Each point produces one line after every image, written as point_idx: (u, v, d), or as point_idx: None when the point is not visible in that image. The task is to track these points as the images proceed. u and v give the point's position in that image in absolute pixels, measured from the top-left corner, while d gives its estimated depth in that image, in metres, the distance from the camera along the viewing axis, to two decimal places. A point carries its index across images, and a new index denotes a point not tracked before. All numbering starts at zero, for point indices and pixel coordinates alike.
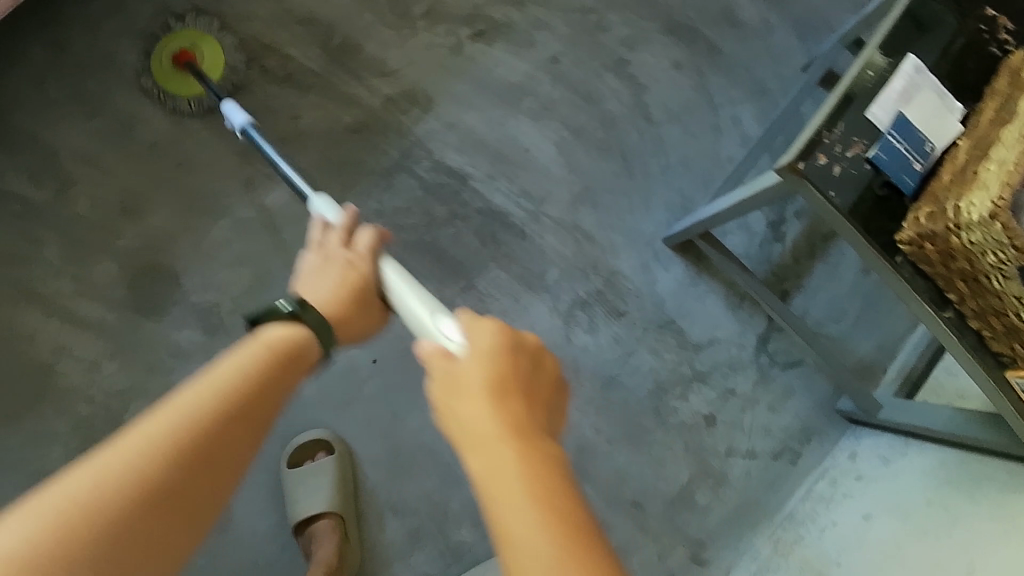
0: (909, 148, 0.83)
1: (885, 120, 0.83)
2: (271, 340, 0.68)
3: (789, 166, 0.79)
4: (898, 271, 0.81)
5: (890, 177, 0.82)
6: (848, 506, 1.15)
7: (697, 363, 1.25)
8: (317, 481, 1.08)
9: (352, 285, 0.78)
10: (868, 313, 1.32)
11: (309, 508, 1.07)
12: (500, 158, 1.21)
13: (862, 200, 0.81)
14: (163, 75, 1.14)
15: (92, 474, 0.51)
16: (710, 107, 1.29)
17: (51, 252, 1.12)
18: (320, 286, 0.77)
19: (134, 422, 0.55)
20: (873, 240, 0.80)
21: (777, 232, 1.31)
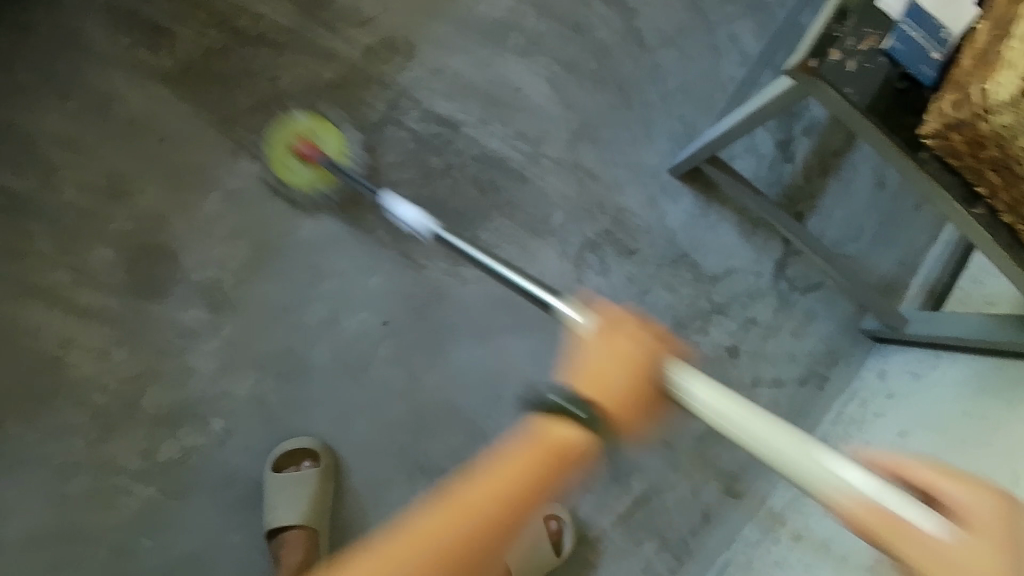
0: (925, 36, 0.75)
1: (897, 7, 0.75)
2: (555, 434, 0.67)
3: (799, 65, 0.73)
4: (923, 168, 0.75)
5: (907, 68, 0.74)
6: (880, 425, 1.11)
7: (714, 296, 1.21)
8: (298, 491, 1.05)
9: (630, 373, 0.70)
10: (888, 228, 1.27)
11: (284, 518, 1.05)
12: (492, 102, 1.16)
13: (882, 96, 0.74)
14: (291, 176, 1.11)
15: (420, 554, 0.61)
16: (707, 25, 1.22)
17: (44, 244, 1.10)
18: (607, 376, 0.70)
19: (434, 513, 0.63)
20: (894, 137, 0.74)
21: (787, 151, 1.25)
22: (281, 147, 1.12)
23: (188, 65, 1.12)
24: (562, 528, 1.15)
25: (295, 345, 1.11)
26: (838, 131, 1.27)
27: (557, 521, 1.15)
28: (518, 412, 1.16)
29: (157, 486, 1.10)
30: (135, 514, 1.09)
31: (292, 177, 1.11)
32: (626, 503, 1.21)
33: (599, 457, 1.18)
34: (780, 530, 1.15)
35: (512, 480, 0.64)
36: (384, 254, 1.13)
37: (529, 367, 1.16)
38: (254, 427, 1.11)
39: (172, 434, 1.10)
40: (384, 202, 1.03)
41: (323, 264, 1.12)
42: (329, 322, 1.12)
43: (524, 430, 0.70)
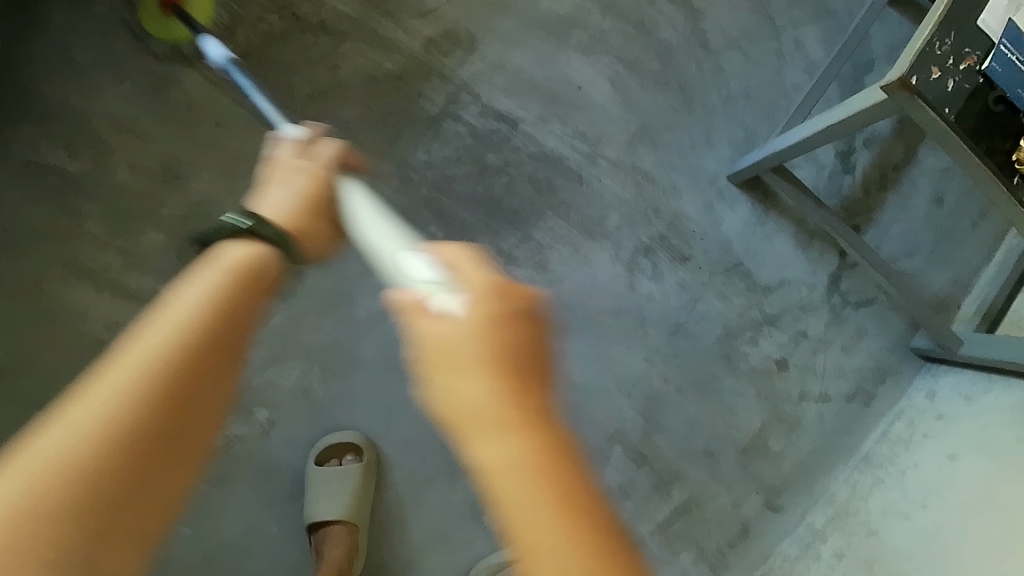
0: (1023, 61, 0.74)
1: (996, 28, 0.74)
2: (233, 259, 0.62)
3: (899, 81, 0.70)
4: (1016, 194, 0.72)
5: (1006, 91, 0.73)
6: (929, 447, 1.09)
7: (766, 306, 1.19)
8: (340, 485, 1.05)
9: (313, 201, 0.82)
10: (944, 245, 1.24)
11: (326, 513, 1.03)
12: (552, 99, 1.14)
13: (978, 119, 0.72)
14: (155, 27, 1.08)
15: (118, 373, 0.49)
16: (772, 30, 1.20)
17: (94, 225, 1.09)
18: (302, 206, 0.81)
19: (154, 309, 0.56)
20: (989, 160, 0.72)
21: (846, 163, 1.23)
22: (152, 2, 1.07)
23: (246, 50, 1.10)
24: None
25: (343, 338, 1.11)
26: (898, 144, 1.24)
27: None
28: (564, 416, 1.14)
29: None
30: None
31: (162, 32, 1.08)
32: (667, 512, 1.16)
33: (642, 466, 1.16)
34: (822, 546, 1.10)
35: (203, 316, 0.55)
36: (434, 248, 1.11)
37: (575, 370, 1.14)
38: (299, 419, 1.10)
39: None
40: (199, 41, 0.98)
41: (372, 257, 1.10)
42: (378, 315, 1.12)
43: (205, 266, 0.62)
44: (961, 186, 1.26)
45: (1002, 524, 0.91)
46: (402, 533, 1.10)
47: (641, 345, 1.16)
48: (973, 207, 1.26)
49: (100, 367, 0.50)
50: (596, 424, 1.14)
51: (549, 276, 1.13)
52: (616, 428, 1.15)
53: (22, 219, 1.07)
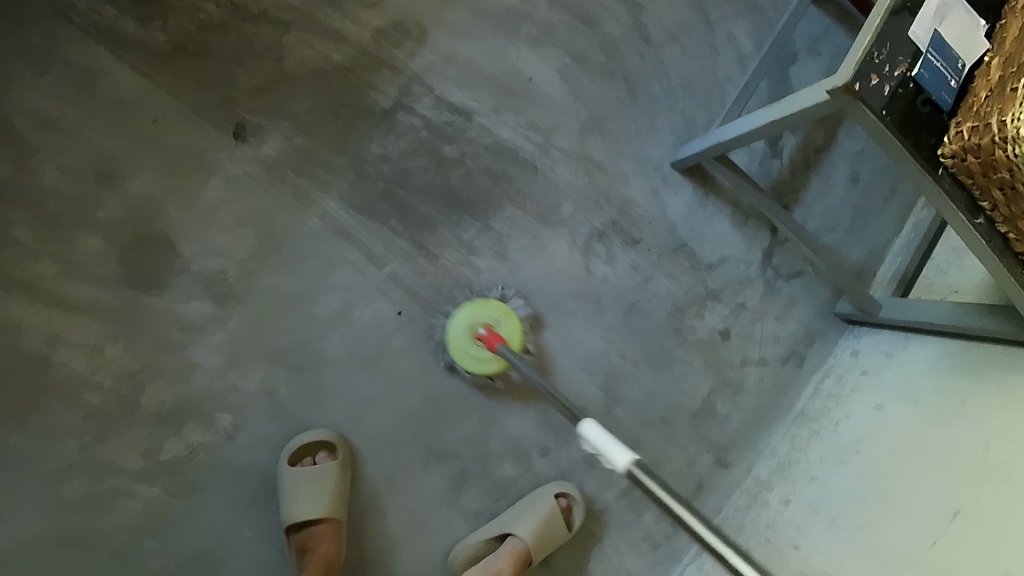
0: (945, 66, 0.81)
1: (923, 38, 0.80)
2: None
3: (844, 86, 0.77)
4: (939, 183, 0.81)
5: (931, 95, 0.80)
6: (858, 400, 1.23)
7: (710, 283, 1.29)
8: (318, 484, 1.05)
9: None
10: (858, 220, 1.39)
11: (308, 513, 1.03)
12: (504, 91, 1.16)
13: (910, 118, 0.79)
14: (465, 353, 1.08)
15: None
16: (706, 23, 1.27)
17: (23, 233, 1.02)
18: None
19: None
20: (917, 155, 0.80)
21: (775, 148, 1.35)
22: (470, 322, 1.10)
23: (182, 41, 1.06)
24: (571, 505, 1.18)
25: (306, 336, 1.09)
26: (817, 130, 1.37)
27: (567, 499, 1.18)
28: (530, 398, 1.19)
29: (161, 487, 1.05)
30: (136, 517, 1.05)
31: (468, 355, 1.08)
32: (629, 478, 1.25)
33: None
34: (768, 495, 1.25)
35: None
36: (397, 242, 1.12)
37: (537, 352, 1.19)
38: (265, 421, 1.08)
39: (177, 433, 1.06)
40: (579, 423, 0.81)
41: (333, 254, 1.09)
42: (342, 313, 1.10)
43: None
44: (871, 166, 1.40)
45: (922, 462, 1.04)
46: (379, 521, 1.13)
47: (599, 325, 1.22)
48: (882, 185, 1.40)
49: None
50: (560, 402, 1.21)
51: (509, 263, 1.17)
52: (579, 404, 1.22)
53: None
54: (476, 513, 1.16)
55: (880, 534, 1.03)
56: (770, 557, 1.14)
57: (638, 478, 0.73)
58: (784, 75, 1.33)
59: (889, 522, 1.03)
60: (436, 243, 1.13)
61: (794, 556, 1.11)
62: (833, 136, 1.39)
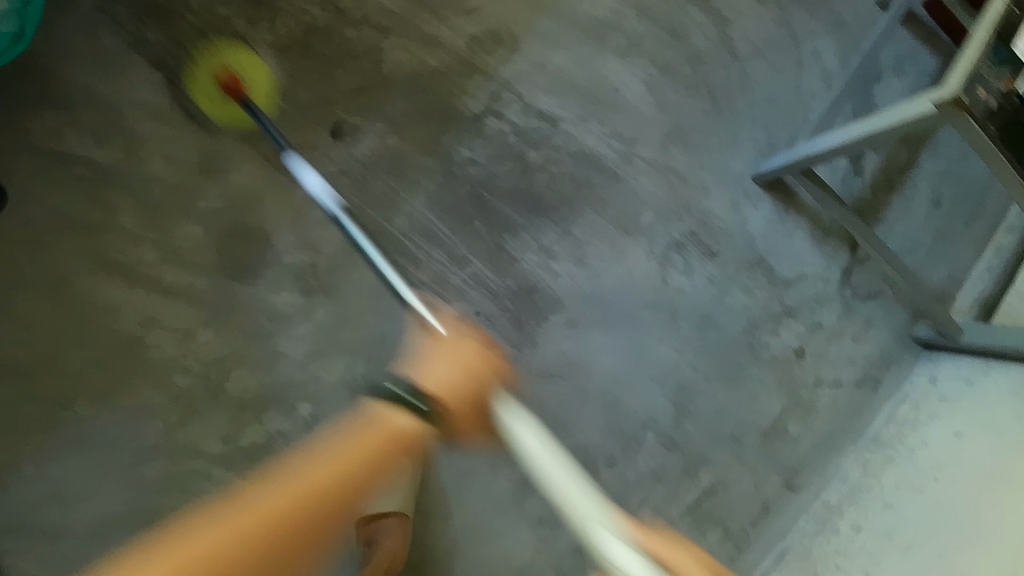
0: None
1: None
2: None
3: (951, 98, 0.79)
4: None
5: None
6: (935, 427, 1.20)
7: (786, 300, 1.26)
8: (393, 478, 1.07)
9: None
10: (939, 243, 1.36)
11: (380, 507, 1.06)
12: (591, 99, 1.17)
13: (1012, 131, 0.81)
14: (200, 88, 1.07)
15: None
16: (792, 39, 1.27)
17: (128, 219, 1.06)
18: None
19: None
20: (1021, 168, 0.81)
21: (857, 166, 1.33)
22: (204, 75, 1.07)
23: (287, 41, 1.10)
24: None
25: (388, 332, 1.11)
26: (901, 150, 1.35)
27: None
28: (600, 405, 1.19)
29: (238, 472, 1.09)
30: (212, 500, 1.08)
31: (196, 89, 1.07)
32: (695, 495, 1.24)
33: (672, 451, 1.22)
34: (838, 521, 1.21)
35: None
36: (478, 245, 1.13)
37: (612, 361, 1.19)
38: (342, 413, 1.10)
39: (258, 419, 1.09)
40: (291, 165, 0.97)
41: (415, 252, 1.11)
42: (423, 310, 1.12)
43: None
44: (955, 189, 1.37)
45: (1004, 496, 1.03)
46: (446, 519, 1.15)
47: (673, 337, 1.21)
48: (966, 209, 1.37)
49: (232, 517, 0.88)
50: (629, 413, 1.20)
51: (586, 271, 1.17)
52: (648, 416, 1.21)
53: (53, 215, 1.05)
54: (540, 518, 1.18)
55: (960, 564, 1.02)
56: None
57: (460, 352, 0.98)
58: (870, 93, 1.31)
59: (966, 552, 1.03)
60: (516, 247, 1.15)
61: None
62: (917, 156, 1.36)
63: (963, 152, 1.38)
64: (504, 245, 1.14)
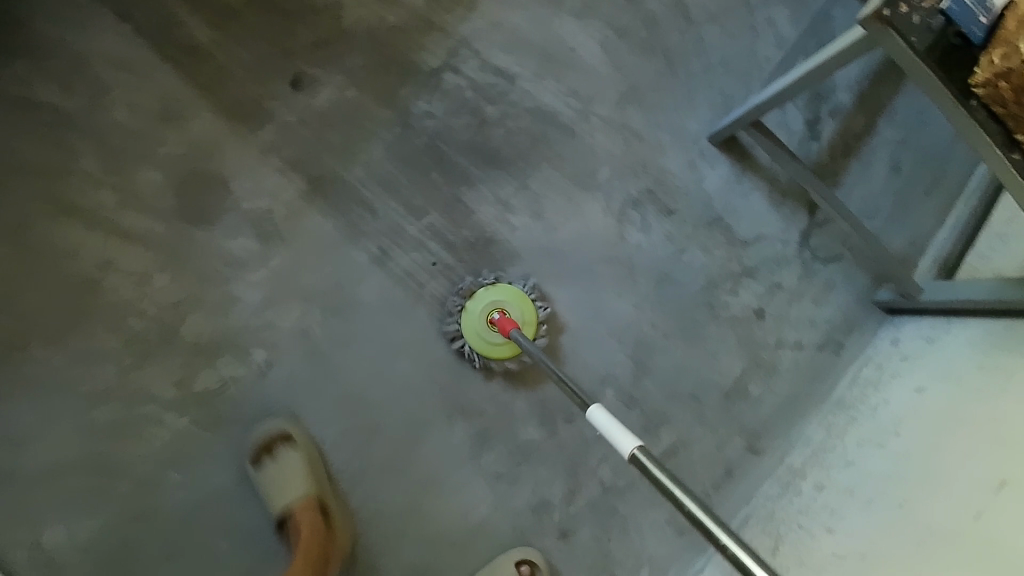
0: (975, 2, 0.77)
1: None
2: None
3: (872, 14, 0.80)
4: (972, 114, 0.82)
5: (961, 27, 0.80)
6: (898, 384, 1.19)
7: (745, 260, 1.27)
8: (282, 475, 1.05)
9: None
10: (899, 209, 1.38)
11: (282, 501, 1.04)
12: (547, 58, 1.21)
13: (939, 46, 0.81)
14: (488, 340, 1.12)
15: None
16: (746, 8, 1.31)
17: (90, 164, 1.09)
18: None
19: None
20: (948, 84, 0.81)
21: (814, 131, 1.36)
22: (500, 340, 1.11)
23: None
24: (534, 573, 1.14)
25: (343, 280, 1.11)
26: (858, 118, 1.38)
27: (528, 566, 1.13)
28: (557, 359, 1.18)
29: (190, 418, 1.09)
30: (164, 446, 1.08)
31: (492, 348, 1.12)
32: (655, 454, 1.23)
33: (631, 408, 1.22)
34: (801, 482, 1.20)
35: None
36: (434, 196, 1.15)
37: (570, 315, 1.19)
38: (296, 359, 1.10)
39: (211, 364, 1.09)
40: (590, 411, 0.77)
41: (373, 202, 1.13)
42: (379, 258, 1.13)
43: None
44: (914, 156, 1.39)
45: (965, 438, 0.99)
46: (400, 471, 1.13)
47: (631, 293, 1.21)
48: (926, 176, 1.39)
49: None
50: (588, 368, 1.20)
51: (543, 224, 1.18)
52: (606, 371, 1.20)
53: (17, 159, 1.08)
54: (497, 474, 1.16)
55: (920, 511, 0.98)
56: (801, 543, 1.11)
57: (640, 462, 0.66)
58: None
59: (927, 498, 0.99)
60: (474, 199, 1.16)
61: (825, 540, 1.08)
62: (875, 124, 1.39)
63: (921, 119, 1.40)
64: (462, 197, 1.16)
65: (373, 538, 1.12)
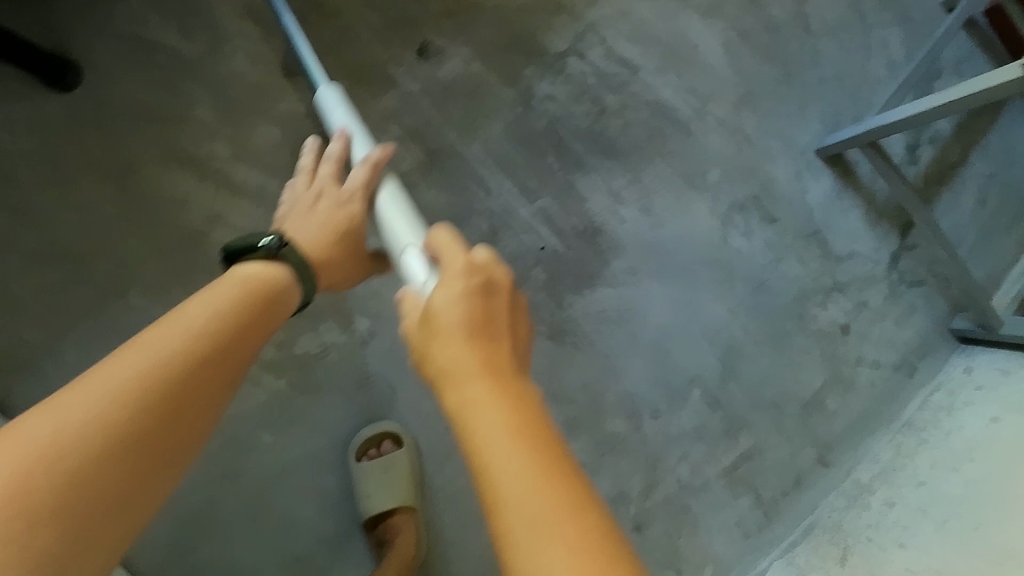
0: None
1: None
2: (246, 285, 0.75)
3: None
4: None
5: None
6: (971, 412, 1.19)
7: (837, 275, 1.28)
8: (387, 475, 1.05)
9: (336, 229, 0.92)
10: (982, 240, 1.40)
11: (383, 503, 1.05)
12: (670, 52, 1.19)
13: None
14: None
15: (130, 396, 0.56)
16: (863, 25, 1.29)
17: (206, 113, 1.06)
18: (319, 234, 0.91)
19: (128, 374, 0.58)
20: None
21: (913, 155, 1.38)
22: None
23: None
24: None
25: None
26: (954, 146, 1.40)
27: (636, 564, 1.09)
28: (650, 355, 1.19)
29: (287, 380, 1.07)
30: (258, 407, 1.07)
31: None
32: (732, 458, 1.24)
33: (715, 410, 1.23)
34: (870, 497, 1.22)
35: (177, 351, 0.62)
36: (549, 179, 1.14)
37: (666, 313, 1.19)
38: (399, 333, 1.10)
39: (314, 328, 1.08)
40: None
41: (488, 181, 1.12)
42: (489, 238, 1.12)
43: (208, 296, 0.72)
44: (1002, 188, 1.41)
45: None
46: None
47: (727, 297, 1.22)
48: (1011, 211, 1.41)
49: (142, 338, 0.63)
50: (679, 366, 1.20)
51: (651, 220, 1.18)
52: (696, 371, 1.21)
53: (133, 99, 1.05)
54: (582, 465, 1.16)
55: (996, 535, 0.95)
56: (871, 555, 1.10)
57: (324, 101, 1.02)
58: (930, 87, 1.34)
59: (1004, 522, 0.96)
60: (586, 188, 1.15)
61: (898, 554, 1.07)
62: (969, 154, 1.40)
63: (1013, 154, 1.42)
64: (572, 187, 1.14)
65: (451, 528, 1.12)
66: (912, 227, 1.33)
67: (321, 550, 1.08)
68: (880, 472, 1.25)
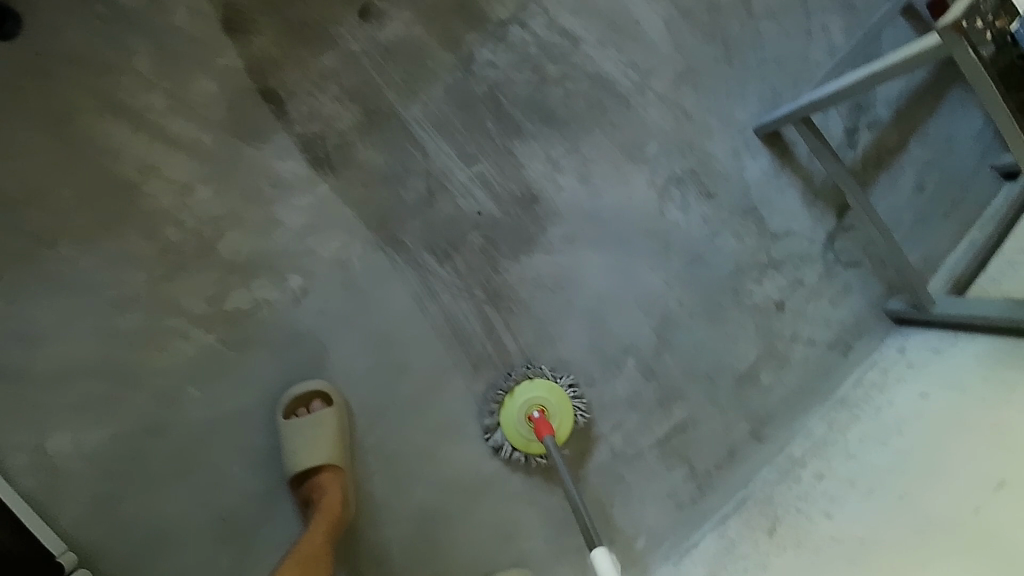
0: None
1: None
2: None
3: (952, 24, 0.86)
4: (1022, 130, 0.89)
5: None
6: (902, 387, 1.19)
7: (773, 252, 1.31)
8: (314, 432, 1.04)
9: None
10: (918, 225, 1.43)
11: (308, 459, 1.04)
12: (612, 26, 1.22)
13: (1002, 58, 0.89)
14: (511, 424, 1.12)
15: None
16: (804, 9, 1.31)
17: (142, 64, 1.06)
18: None
19: None
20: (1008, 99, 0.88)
21: (851, 139, 1.42)
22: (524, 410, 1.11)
23: None
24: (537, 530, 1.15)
25: (388, 216, 1.12)
26: (892, 132, 1.44)
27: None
28: (585, 323, 1.20)
29: (217, 335, 1.07)
30: (186, 360, 1.07)
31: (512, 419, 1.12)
32: (666, 428, 1.25)
33: (649, 380, 1.24)
34: (801, 471, 1.20)
35: None
36: (488, 145, 1.15)
37: (602, 282, 1.21)
38: (332, 291, 1.10)
39: (246, 284, 1.08)
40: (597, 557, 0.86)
41: (425, 145, 1.13)
42: (426, 200, 1.13)
43: None
44: (938, 176, 1.45)
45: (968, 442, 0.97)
46: (420, 415, 1.13)
47: (663, 268, 1.24)
48: (945, 198, 1.45)
49: None
50: (615, 336, 1.22)
51: (589, 189, 1.20)
52: (631, 341, 1.23)
53: (68, 47, 1.04)
54: None
55: (923, 504, 0.96)
56: (800, 526, 1.09)
57: None
58: None
59: (929, 492, 0.96)
60: (524, 155, 1.17)
61: (825, 524, 1.06)
62: (907, 142, 1.44)
63: (950, 143, 1.46)
64: (510, 153, 1.16)
65: (378, 488, 1.12)
66: (848, 209, 1.35)
67: (244, 509, 1.07)
68: (812, 446, 1.24)
